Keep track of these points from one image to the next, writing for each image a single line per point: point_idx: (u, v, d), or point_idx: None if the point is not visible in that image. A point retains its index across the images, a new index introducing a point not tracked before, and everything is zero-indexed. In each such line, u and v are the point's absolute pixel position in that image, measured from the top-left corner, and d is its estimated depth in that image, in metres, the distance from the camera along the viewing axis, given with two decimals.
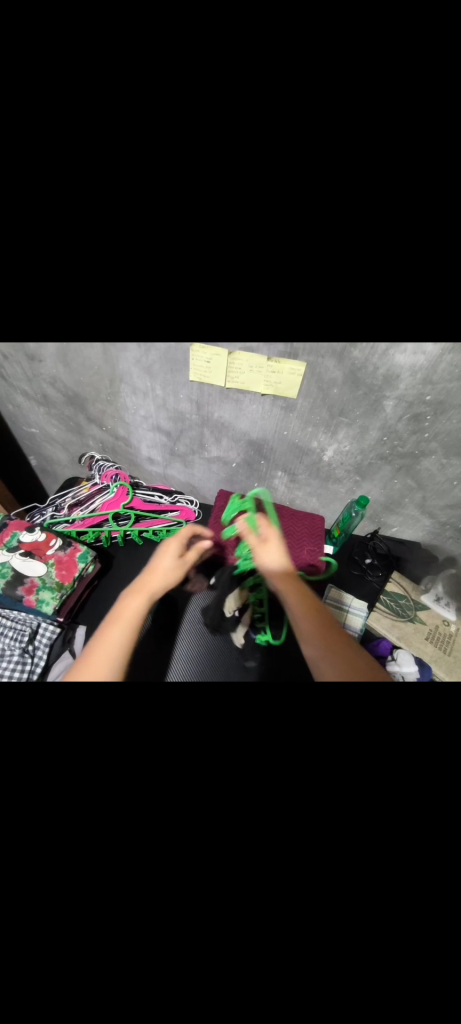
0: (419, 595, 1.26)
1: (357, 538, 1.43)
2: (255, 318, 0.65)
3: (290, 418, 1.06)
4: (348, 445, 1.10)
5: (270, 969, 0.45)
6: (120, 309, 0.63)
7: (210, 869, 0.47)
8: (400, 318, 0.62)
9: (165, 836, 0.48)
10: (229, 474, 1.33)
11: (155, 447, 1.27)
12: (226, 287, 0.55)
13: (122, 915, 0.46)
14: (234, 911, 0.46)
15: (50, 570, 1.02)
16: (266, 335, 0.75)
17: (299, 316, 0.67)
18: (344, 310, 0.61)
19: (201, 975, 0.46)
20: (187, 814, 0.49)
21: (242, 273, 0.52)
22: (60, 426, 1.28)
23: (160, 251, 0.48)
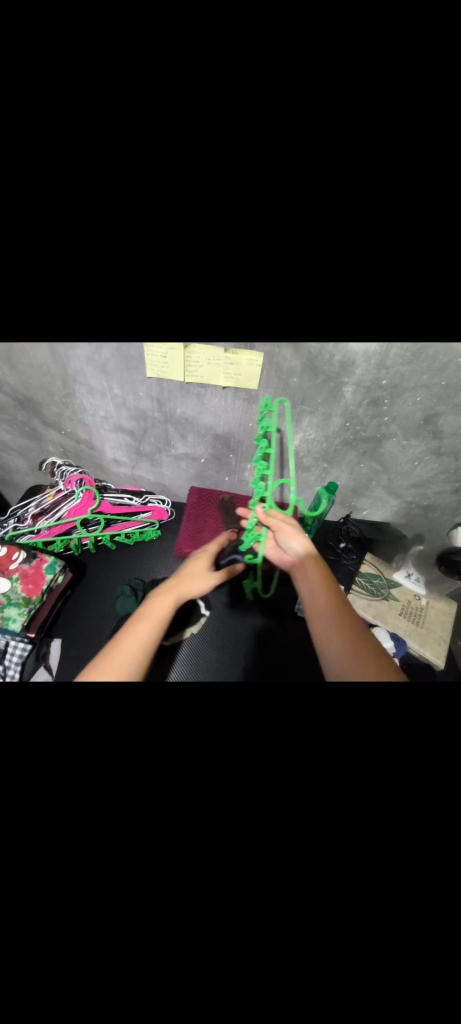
0: (392, 574, 1.31)
1: (331, 523, 1.47)
2: (205, 321, 0.67)
3: (254, 409, 1.05)
4: (314, 433, 1.11)
5: (268, 964, 0.47)
6: (65, 309, 0.58)
7: (202, 877, 0.47)
8: (352, 315, 0.61)
9: (154, 860, 0.46)
10: (199, 470, 1.31)
11: (119, 449, 1.23)
12: (175, 284, 0.52)
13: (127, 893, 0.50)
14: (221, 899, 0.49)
15: (15, 585, 0.96)
16: (223, 331, 0.73)
17: (252, 315, 0.65)
18: (286, 316, 0.63)
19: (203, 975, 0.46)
20: (177, 829, 0.49)
21: (186, 289, 0.53)
22: (15, 432, 1.21)
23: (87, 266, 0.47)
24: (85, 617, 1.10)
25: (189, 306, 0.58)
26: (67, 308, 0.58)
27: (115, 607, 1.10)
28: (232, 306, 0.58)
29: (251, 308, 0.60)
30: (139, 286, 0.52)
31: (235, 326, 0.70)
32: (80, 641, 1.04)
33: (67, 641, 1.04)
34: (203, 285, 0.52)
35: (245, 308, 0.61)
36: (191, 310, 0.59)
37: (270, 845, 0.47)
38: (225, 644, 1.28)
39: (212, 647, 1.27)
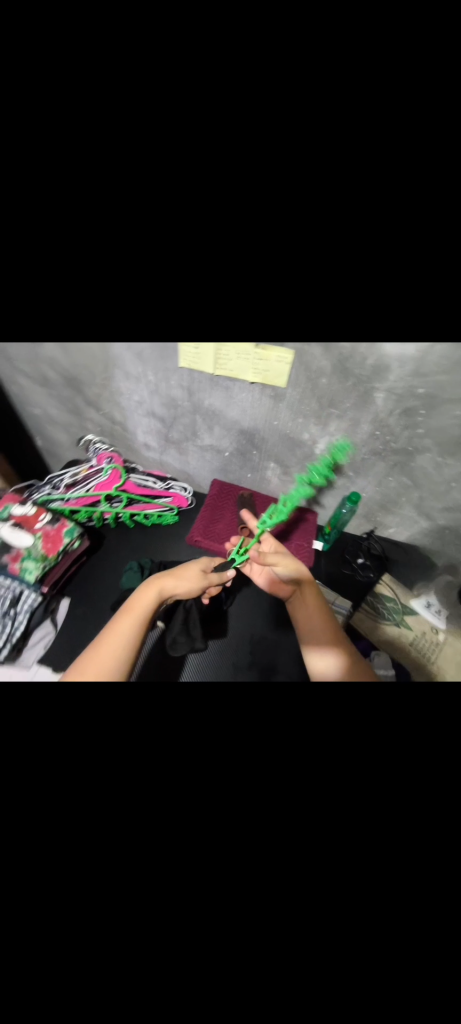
0: (409, 601, 1.21)
1: (351, 537, 1.40)
2: (228, 313, 0.69)
3: (280, 407, 1.05)
4: (340, 439, 1.07)
5: (186, 903, 0.53)
6: (105, 294, 0.64)
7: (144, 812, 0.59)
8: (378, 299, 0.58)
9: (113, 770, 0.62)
10: (223, 463, 1.33)
11: (150, 434, 1.30)
12: (196, 264, 0.54)
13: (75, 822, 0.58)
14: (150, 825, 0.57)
15: (36, 542, 1.01)
16: (249, 323, 0.73)
17: (277, 309, 0.65)
18: (307, 306, 0.63)
19: (129, 902, 0.53)
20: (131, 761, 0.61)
21: (202, 280, 0.56)
22: (62, 408, 1.31)
23: (111, 248, 0.52)
24: (94, 584, 1.18)
25: (209, 294, 0.60)
26: (102, 291, 0.63)
27: (122, 579, 1.17)
28: (250, 296, 0.59)
29: (270, 298, 0.61)
30: (160, 267, 0.55)
31: (258, 320, 0.71)
32: (86, 603, 1.13)
33: (75, 601, 1.13)
34: (218, 271, 0.54)
35: (264, 298, 0.61)
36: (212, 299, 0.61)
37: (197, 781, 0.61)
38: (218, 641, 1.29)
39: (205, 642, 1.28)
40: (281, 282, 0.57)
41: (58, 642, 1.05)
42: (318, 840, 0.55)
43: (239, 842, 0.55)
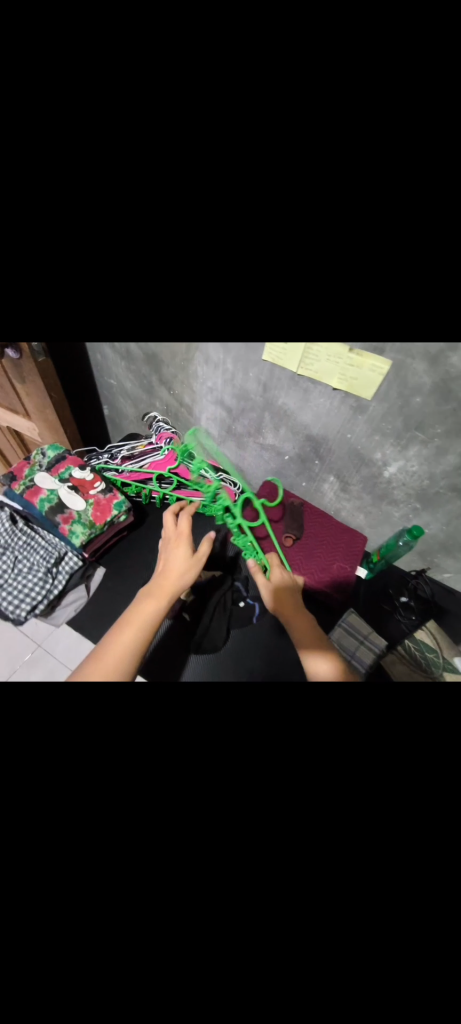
0: (453, 656, 1.09)
1: (398, 572, 1.30)
2: (335, 314, 0.63)
3: (358, 419, 0.97)
4: (416, 466, 0.97)
5: (171, 968, 0.44)
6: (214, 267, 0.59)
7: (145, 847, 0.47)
8: None
9: (120, 791, 0.52)
10: (279, 466, 1.28)
11: (213, 423, 1.28)
12: (326, 252, 0.48)
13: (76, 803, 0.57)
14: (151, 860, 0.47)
15: (87, 508, 1.02)
16: (359, 323, 0.66)
17: (399, 309, 0.58)
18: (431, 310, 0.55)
19: (110, 953, 0.44)
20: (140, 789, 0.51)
21: (327, 272, 0.50)
22: (135, 381, 1.33)
23: (235, 239, 0.47)
24: (130, 559, 1.19)
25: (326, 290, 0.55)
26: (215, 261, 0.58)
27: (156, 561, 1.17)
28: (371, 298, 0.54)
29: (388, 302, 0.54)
30: (292, 247, 0.48)
31: (368, 323, 0.65)
32: (118, 579, 1.14)
33: (108, 573, 1.15)
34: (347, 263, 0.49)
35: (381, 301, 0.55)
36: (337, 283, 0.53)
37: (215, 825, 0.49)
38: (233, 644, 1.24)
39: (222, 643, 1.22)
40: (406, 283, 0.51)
41: (88, 607, 1.09)
42: (349, 910, 0.45)
43: (246, 881, 0.46)
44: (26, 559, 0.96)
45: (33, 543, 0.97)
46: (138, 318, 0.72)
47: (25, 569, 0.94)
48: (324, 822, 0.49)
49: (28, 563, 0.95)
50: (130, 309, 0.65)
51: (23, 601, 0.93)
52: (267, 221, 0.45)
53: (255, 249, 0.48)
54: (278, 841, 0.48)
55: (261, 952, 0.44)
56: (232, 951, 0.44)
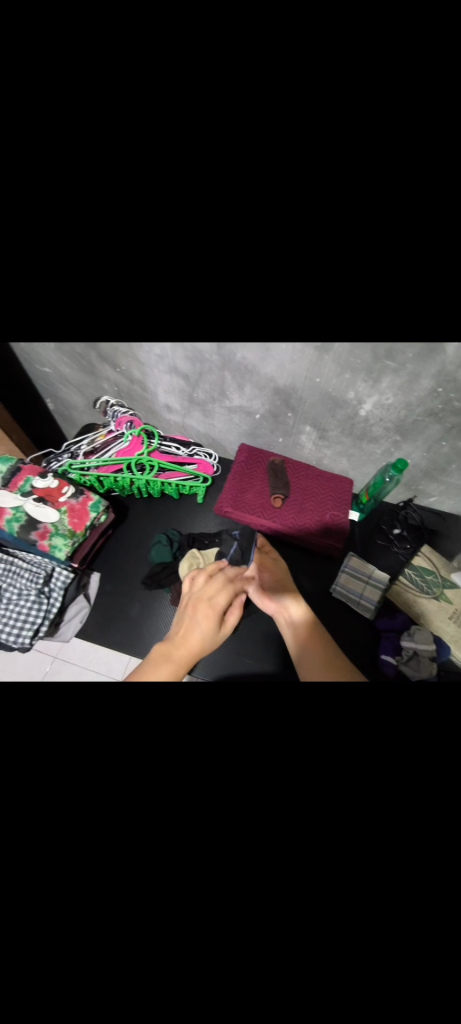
0: (449, 572, 1.13)
1: (387, 506, 1.32)
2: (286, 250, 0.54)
3: (325, 362, 0.90)
4: (392, 398, 0.94)
5: None
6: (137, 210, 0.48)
7: (236, 951, 0.37)
8: (445, 294, 0.51)
9: (154, 851, 0.40)
10: (252, 427, 1.22)
11: (172, 394, 1.18)
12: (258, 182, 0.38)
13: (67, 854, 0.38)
14: (241, 959, 0.38)
15: (62, 517, 0.97)
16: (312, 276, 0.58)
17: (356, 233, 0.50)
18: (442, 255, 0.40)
19: None
20: (187, 849, 0.40)
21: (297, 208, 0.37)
22: (73, 366, 1.18)
23: (162, 206, 0.37)
24: (122, 558, 1.15)
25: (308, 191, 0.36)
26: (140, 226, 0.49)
27: (150, 554, 1.13)
28: (344, 262, 0.43)
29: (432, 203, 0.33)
30: (226, 209, 0.38)
31: (321, 316, 0.58)
32: (115, 580, 1.10)
33: (105, 577, 1.11)
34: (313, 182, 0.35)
35: (371, 263, 0.43)
36: (284, 231, 0.41)
37: (301, 877, 0.39)
38: (243, 629, 1.15)
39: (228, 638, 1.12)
40: (377, 264, 0.43)
41: (93, 618, 1.05)
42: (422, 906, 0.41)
43: (300, 872, 0.39)
44: (15, 581, 0.93)
45: (16, 564, 0.94)
46: (72, 324, 0.66)
47: (16, 592, 0.92)
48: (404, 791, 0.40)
49: (18, 586, 0.93)
50: (60, 295, 0.54)
51: (23, 625, 0.91)
52: (191, 206, 0.37)
53: (189, 194, 0.36)
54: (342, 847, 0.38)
55: (347, 961, 0.36)
56: (326, 952, 0.37)
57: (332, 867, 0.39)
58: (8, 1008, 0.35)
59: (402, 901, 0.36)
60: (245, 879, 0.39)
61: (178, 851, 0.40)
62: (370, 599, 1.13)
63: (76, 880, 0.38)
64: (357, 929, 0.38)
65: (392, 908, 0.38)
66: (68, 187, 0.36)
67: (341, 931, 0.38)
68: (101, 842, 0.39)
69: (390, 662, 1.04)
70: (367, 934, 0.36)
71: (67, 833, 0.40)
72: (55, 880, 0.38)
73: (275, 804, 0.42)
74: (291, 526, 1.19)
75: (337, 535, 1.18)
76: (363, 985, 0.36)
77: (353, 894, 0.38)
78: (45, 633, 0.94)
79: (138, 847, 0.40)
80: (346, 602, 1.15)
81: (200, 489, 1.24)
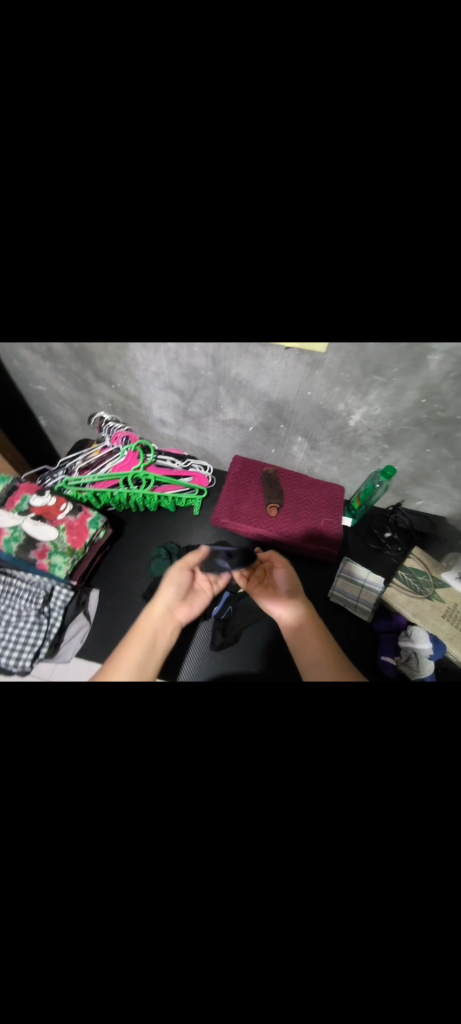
0: (439, 572, 1.19)
1: (378, 510, 1.37)
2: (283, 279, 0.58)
3: (316, 376, 0.95)
4: (379, 409, 1.00)
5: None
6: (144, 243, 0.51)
7: (270, 962, 0.37)
8: (430, 314, 0.55)
9: (180, 878, 0.38)
10: (246, 438, 1.25)
11: (167, 409, 1.20)
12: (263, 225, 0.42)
13: (95, 883, 0.37)
14: (275, 976, 0.37)
15: (61, 534, 0.96)
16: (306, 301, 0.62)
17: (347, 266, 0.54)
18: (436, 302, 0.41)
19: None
20: (216, 867, 0.39)
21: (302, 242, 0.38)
22: (67, 383, 1.19)
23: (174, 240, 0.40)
24: (121, 573, 1.14)
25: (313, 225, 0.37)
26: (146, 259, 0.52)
27: (150, 567, 1.13)
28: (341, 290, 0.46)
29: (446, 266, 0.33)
30: (233, 248, 0.41)
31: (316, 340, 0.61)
32: (115, 595, 1.09)
33: (104, 592, 1.10)
34: (302, 255, 0.41)
35: None
36: (286, 281, 0.45)
37: (331, 888, 0.38)
38: (245, 635, 1.12)
39: (228, 640, 1.10)
40: (371, 291, 0.47)
41: (94, 635, 1.03)
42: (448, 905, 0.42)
43: (329, 882, 0.38)
44: (14, 603, 0.93)
45: (14, 585, 0.94)
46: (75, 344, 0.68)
47: (15, 614, 0.91)
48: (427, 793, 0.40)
49: (17, 607, 0.92)
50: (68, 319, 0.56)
51: (23, 647, 0.90)
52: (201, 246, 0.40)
53: (198, 263, 0.42)
54: (372, 852, 0.39)
55: (381, 972, 0.36)
56: (359, 963, 0.37)
57: (360, 876, 0.38)
58: (41, 1009, 0.35)
59: (432, 902, 0.37)
60: (276, 899, 0.38)
61: (205, 875, 0.38)
62: (367, 601, 1.17)
63: (102, 909, 0.37)
64: (391, 947, 0.37)
65: (424, 922, 0.36)
66: (86, 225, 0.38)
67: (376, 943, 0.37)
68: (126, 868, 0.38)
69: (389, 661, 1.06)
70: (405, 933, 0.37)
71: (89, 865, 0.38)
72: (82, 909, 0.37)
73: (303, 818, 0.41)
74: (288, 534, 1.21)
75: (332, 541, 1.21)
76: (396, 990, 0.36)
77: (383, 901, 0.38)
78: (45, 656, 0.92)
79: (163, 871, 0.38)
80: (344, 606, 1.17)
81: (196, 501, 1.25)
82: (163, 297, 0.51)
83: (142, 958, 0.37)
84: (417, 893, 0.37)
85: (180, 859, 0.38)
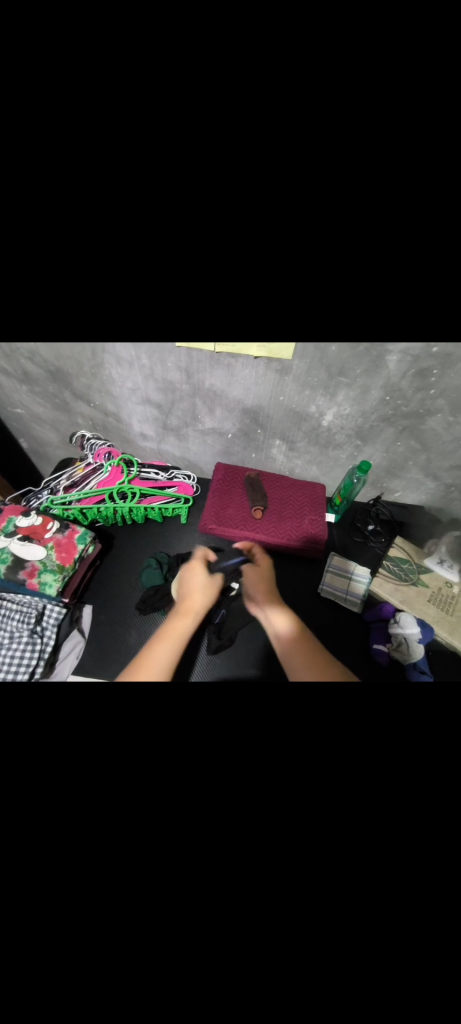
0: (422, 559, 1.23)
1: (360, 505, 1.42)
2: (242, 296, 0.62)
3: (286, 381, 1.00)
4: (348, 408, 1.05)
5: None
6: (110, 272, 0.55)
7: (280, 942, 0.39)
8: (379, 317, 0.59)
9: (186, 868, 0.39)
10: (226, 445, 1.29)
11: (147, 422, 1.23)
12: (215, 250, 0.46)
13: (118, 897, 0.38)
14: (285, 955, 0.38)
15: (49, 553, 0.98)
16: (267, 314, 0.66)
17: None
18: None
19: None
20: (219, 854, 0.40)
21: (250, 275, 0.40)
22: (46, 405, 1.22)
23: None
24: (114, 587, 1.15)
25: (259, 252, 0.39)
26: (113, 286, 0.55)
27: (141, 579, 1.15)
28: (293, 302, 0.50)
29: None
30: None
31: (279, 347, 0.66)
32: (109, 609, 1.10)
33: (98, 608, 1.10)
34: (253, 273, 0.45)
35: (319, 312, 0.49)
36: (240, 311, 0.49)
37: (331, 864, 0.40)
38: (243, 635, 1.15)
39: (228, 643, 1.12)
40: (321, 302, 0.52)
41: (90, 651, 1.03)
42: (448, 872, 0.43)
43: (329, 860, 0.40)
44: (5, 626, 0.92)
45: (5, 608, 0.94)
46: None
47: (8, 637, 0.91)
48: (418, 770, 0.41)
49: (9, 630, 0.91)
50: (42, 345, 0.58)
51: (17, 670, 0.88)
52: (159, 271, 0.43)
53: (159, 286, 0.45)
54: (366, 835, 0.40)
55: (385, 939, 0.38)
56: (362, 930, 0.38)
57: (359, 850, 0.40)
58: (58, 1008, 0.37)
59: (430, 872, 0.38)
60: (279, 876, 0.40)
61: (211, 863, 0.40)
62: (356, 593, 1.20)
63: (113, 904, 0.38)
64: (393, 916, 0.38)
65: (422, 887, 0.38)
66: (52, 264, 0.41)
67: (378, 911, 0.38)
68: (133, 864, 0.39)
69: (381, 650, 1.09)
70: (403, 900, 0.38)
71: (97, 865, 0.39)
72: (93, 907, 0.38)
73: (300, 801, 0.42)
74: (275, 534, 1.25)
75: (317, 538, 1.25)
76: (400, 944, 0.38)
77: (383, 875, 0.39)
78: (40, 676, 0.91)
79: (170, 863, 0.40)
80: (335, 600, 1.20)
81: (183, 510, 1.27)
82: (131, 320, 0.55)
83: (155, 948, 0.38)
84: (413, 870, 0.38)
85: (185, 850, 0.40)
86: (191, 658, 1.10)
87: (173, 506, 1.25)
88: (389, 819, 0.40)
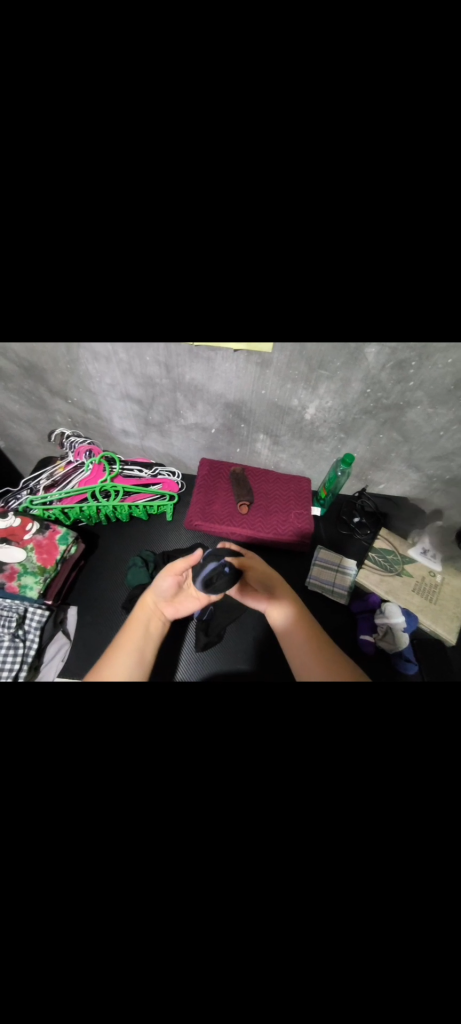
0: (406, 549, 1.25)
1: (345, 497, 1.43)
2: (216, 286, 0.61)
3: (267, 374, 0.99)
4: (330, 400, 1.05)
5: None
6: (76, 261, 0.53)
7: (263, 935, 0.38)
8: None
9: (167, 867, 0.39)
10: (209, 440, 1.27)
11: (128, 419, 1.20)
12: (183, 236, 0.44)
13: (98, 902, 0.37)
14: (269, 948, 0.38)
15: (30, 554, 0.95)
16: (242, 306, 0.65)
17: None
18: (350, 312, 0.45)
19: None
20: (201, 852, 0.40)
21: None
22: (23, 402, 1.18)
23: None
24: (99, 587, 1.13)
25: None
26: None
27: (127, 578, 1.13)
28: None
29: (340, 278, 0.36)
30: None
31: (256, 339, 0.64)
32: (95, 610, 1.09)
33: (83, 609, 1.08)
34: None
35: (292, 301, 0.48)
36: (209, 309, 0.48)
37: (313, 854, 0.40)
38: (231, 631, 1.15)
39: (216, 639, 1.12)
40: None
41: (76, 652, 1.01)
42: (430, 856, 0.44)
43: (311, 850, 0.40)
44: None
45: None
46: None
47: None
48: (395, 755, 0.42)
49: None
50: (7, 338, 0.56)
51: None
52: None
53: None
54: (347, 821, 0.40)
55: (368, 927, 0.38)
56: (345, 918, 0.39)
57: (341, 840, 0.40)
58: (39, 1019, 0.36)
59: (411, 856, 0.38)
60: (262, 871, 0.39)
61: (192, 862, 0.39)
62: (342, 585, 1.21)
63: (93, 909, 0.37)
64: (375, 902, 0.38)
65: (402, 873, 0.38)
66: None
67: (360, 900, 0.39)
68: (113, 867, 0.39)
69: (368, 640, 1.11)
70: (385, 885, 0.38)
71: (74, 870, 0.38)
72: (72, 912, 0.37)
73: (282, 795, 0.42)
74: (261, 529, 1.24)
75: (303, 532, 1.25)
76: (382, 930, 0.38)
77: (365, 864, 0.39)
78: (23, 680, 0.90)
79: (151, 864, 0.39)
80: (323, 593, 1.21)
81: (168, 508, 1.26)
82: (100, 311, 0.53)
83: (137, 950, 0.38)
84: (385, 844, 0.39)
85: (166, 849, 0.39)
86: (179, 655, 1.10)
87: (158, 504, 1.23)
88: (369, 807, 0.40)
